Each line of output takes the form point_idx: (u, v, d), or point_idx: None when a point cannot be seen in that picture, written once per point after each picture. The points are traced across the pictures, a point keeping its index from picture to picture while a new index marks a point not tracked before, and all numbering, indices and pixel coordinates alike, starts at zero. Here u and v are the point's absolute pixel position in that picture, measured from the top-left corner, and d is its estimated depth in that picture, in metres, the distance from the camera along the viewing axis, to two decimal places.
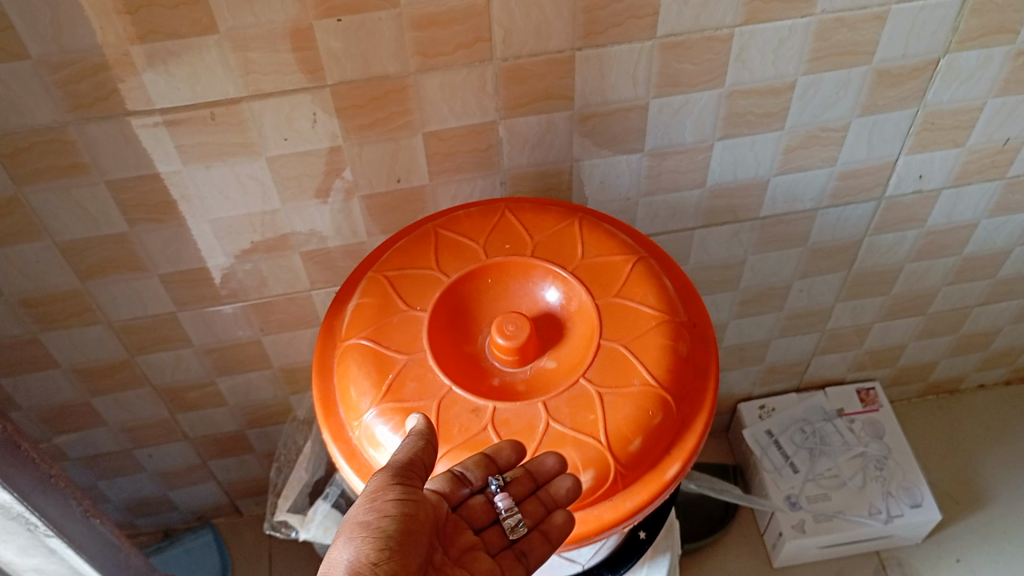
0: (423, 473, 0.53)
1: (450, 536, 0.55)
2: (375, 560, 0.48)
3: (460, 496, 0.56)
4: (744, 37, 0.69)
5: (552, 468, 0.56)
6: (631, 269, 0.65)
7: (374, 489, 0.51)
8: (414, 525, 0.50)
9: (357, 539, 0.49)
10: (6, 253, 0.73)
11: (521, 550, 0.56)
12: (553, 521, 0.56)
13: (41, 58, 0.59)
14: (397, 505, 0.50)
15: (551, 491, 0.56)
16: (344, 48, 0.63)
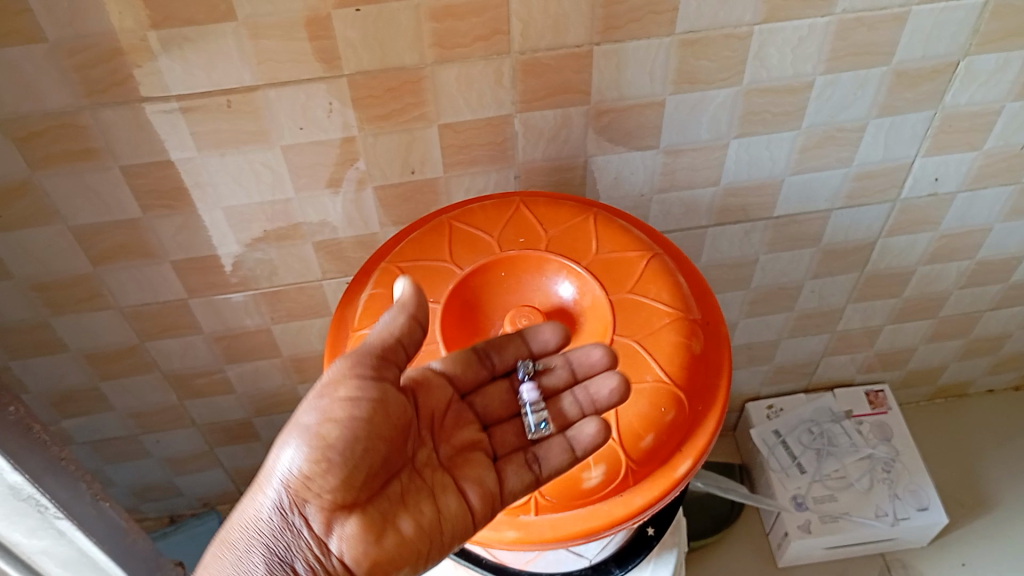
0: (394, 356, 0.55)
1: (452, 426, 0.60)
2: (309, 472, 0.53)
3: (480, 380, 0.62)
4: (763, 35, 0.68)
5: (596, 364, 0.59)
6: (645, 266, 0.65)
7: (335, 380, 0.54)
8: (363, 431, 0.53)
9: (300, 445, 0.53)
10: (18, 236, 0.73)
11: (534, 456, 0.59)
12: (584, 432, 0.58)
13: (57, 42, 0.59)
14: (347, 409, 0.53)
15: (591, 392, 0.59)
16: (361, 39, 0.63)
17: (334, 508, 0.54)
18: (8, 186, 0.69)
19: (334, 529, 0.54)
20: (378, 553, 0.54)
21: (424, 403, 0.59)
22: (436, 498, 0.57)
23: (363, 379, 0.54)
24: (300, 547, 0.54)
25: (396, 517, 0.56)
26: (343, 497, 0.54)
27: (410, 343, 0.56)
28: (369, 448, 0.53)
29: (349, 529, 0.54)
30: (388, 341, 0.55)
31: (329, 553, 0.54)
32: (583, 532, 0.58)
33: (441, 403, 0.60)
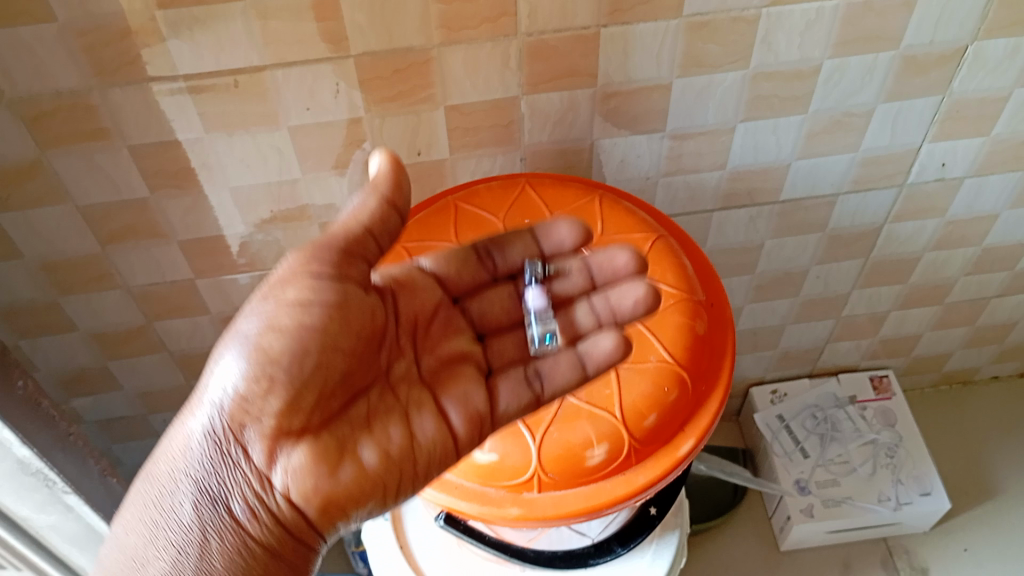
0: (353, 254, 0.54)
1: (444, 326, 0.64)
2: (251, 385, 0.52)
3: (481, 279, 0.67)
4: (771, 19, 0.68)
5: (620, 267, 0.64)
6: (649, 248, 0.66)
7: (284, 278, 0.54)
8: (310, 343, 0.53)
9: (244, 355, 0.53)
10: (28, 216, 0.74)
11: (535, 372, 0.61)
12: (599, 351, 0.60)
13: (67, 22, 0.60)
14: (294, 316, 0.53)
15: (617, 303, 0.63)
16: (369, 21, 0.63)
17: (277, 431, 0.53)
18: (18, 166, 0.69)
19: (278, 453, 0.54)
20: (332, 482, 0.54)
21: (407, 305, 0.62)
22: (407, 415, 0.58)
23: (316, 274, 0.54)
24: (236, 474, 0.54)
25: (352, 439, 0.55)
26: (287, 418, 0.53)
27: (378, 231, 0.54)
28: (317, 362, 0.53)
29: (295, 454, 0.54)
30: (350, 233, 0.54)
31: (272, 479, 0.54)
32: (585, 509, 0.59)
33: (428, 307, 0.63)
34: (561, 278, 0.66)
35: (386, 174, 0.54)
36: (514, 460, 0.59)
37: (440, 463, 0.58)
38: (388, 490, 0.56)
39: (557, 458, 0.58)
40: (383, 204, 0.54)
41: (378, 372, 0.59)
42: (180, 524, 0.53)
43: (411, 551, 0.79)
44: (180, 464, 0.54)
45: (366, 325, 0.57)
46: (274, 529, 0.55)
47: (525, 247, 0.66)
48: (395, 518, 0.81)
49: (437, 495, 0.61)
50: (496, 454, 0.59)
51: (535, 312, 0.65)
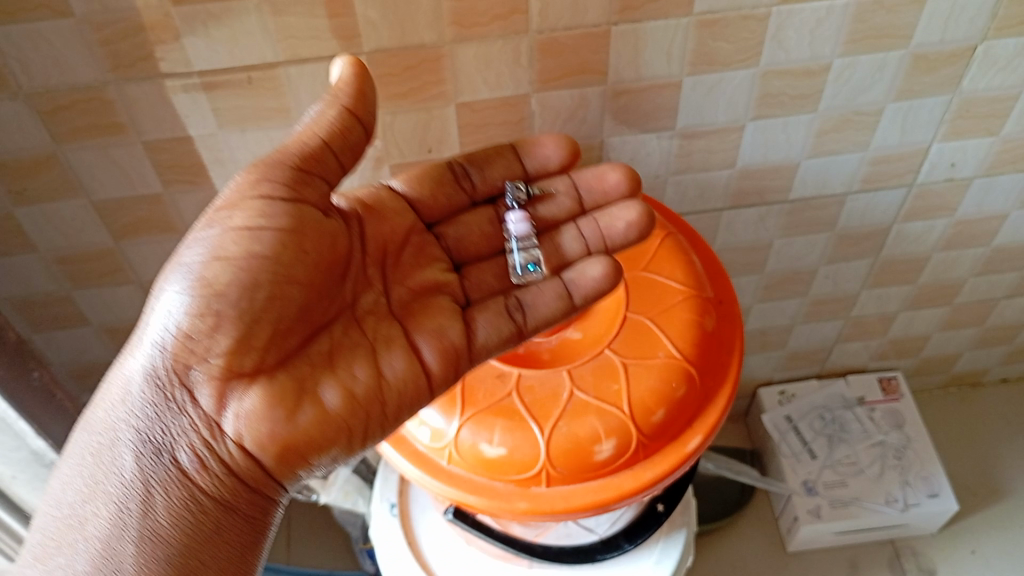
0: (307, 172, 0.54)
1: (419, 250, 0.64)
2: (197, 319, 0.51)
3: (459, 203, 0.66)
4: (781, 16, 0.68)
5: (611, 185, 0.65)
6: (659, 245, 0.66)
7: (229, 204, 0.53)
8: (259, 274, 0.52)
9: (187, 286, 0.52)
10: (43, 210, 0.75)
11: (516, 303, 0.61)
12: (589, 274, 0.60)
13: (84, 17, 0.60)
14: (241, 245, 0.52)
15: (608, 223, 0.64)
16: (381, 17, 0.64)
17: (225, 370, 0.52)
18: (34, 160, 0.70)
19: (228, 394, 0.53)
20: (291, 426, 0.53)
21: (375, 231, 0.61)
22: (374, 353, 0.57)
23: (266, 198, 0.53)
24: (183, 419, 0.53)
25: (313, 379, 0.54)
26: (236, 357, 0.52)
27: (338, 145, 0.54)
28: (267, 295, 0.52)
29: (247, 395, 0.53)
30: (306, 149, 0.54)
31: (222, 422, 0.53)
32: (594, 504, 0.59)
33: (399, 234, 0.62)
34: (545, 202, 0.66)
35: (350, 81, 0.53)
36: (523, 454, 0.59)
37: (410, 401, 0.57)
38: (355, 434, 0.55)
39: (566, 452, 0.58)
40: (343, 113, 0.53)
41: (343, 305, 0.58)
42: (121, 475, 0.52)
43: (419, 546, 0.80)
44: (121, 411, 0.53)
45: (323, 255, 0.56)
46: (224, 475, 0.54)
47: (508, 166, 0.65)
48: (403, 515, 0.82)
49: (445, 489, 0.60)
50: (504, 448, 0.59)
51: (517, 237, 0.63)
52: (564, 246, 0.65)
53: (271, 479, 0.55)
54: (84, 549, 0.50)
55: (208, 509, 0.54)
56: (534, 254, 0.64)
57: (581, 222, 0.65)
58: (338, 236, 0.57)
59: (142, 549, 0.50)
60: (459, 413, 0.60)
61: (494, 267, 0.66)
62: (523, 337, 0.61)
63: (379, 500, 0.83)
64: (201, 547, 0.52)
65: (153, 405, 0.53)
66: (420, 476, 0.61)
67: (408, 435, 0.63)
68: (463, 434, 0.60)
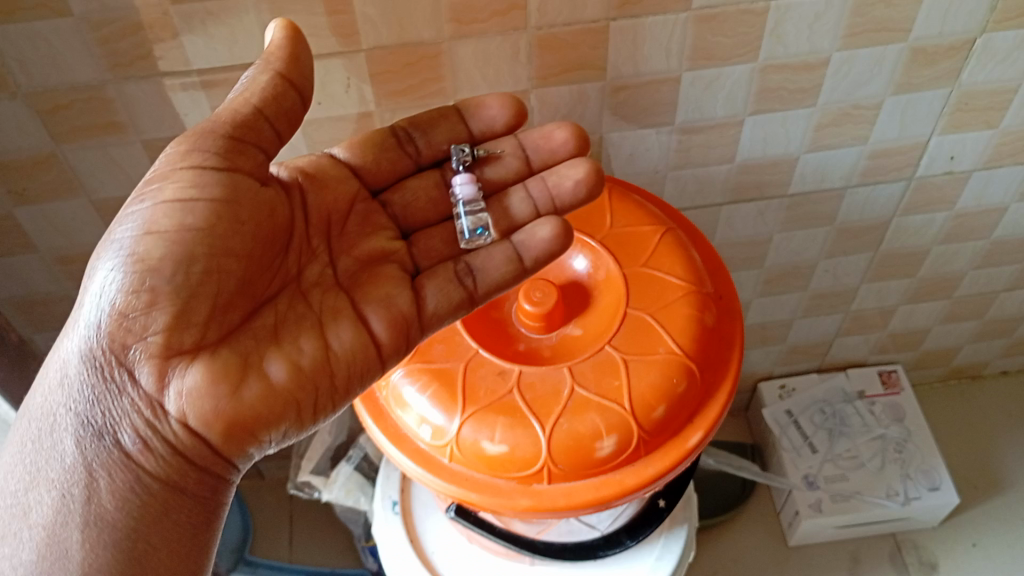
0: (240, 142, 0.54)
1: (365, 218, 0.64)
2: (131, 297, 0.51)
3: (405, 168, 0.66)
4: (780, 11, 0.68)
5: (557, 143, 0.64)
6: (659, 240, 0.66)
7: (161, 178, 0.52)
8: (193, 247, 0.52)
9: (120, 265, 0.51)
10: (43, 209, 0.75)
11: (467, 269, 0.60)
12: (535, 236, 0.58)
13: (83, 16, 0.60)
14: (172, 219, 0.51)
15: (556, 182, 0.62)
16: (380, 14, 0.63)
17: (164, 347, 0.52)
18: (34, 159, 0.70)
19: (167, 372, 0.52)
20: (234, 400, 0.52)
21: (318, 202, 0.61)
22: (320, 326, 0.57)
23: (197, 170, 0.53)
24: (123, 400, 0.52)
25: (256, 352, 0.54)
26: (174, 333, 0.51)
27: (271, 113, 0.54)
28: (204, 269, 0.52)
29: (187, 371, 0.52)
30: (238, 118, 0.54)
31: (163, 401, 0.52)
32: (596, 500, 0.59)
33: (343, 202, 0.62)
34: (492, 163, 0.66)
35: (282, 46, 0.54)
36: (525, 451, 0.59)
37: (360, 371, 0.56)
38: (302, 406, 0.54)
39: (567, 449, 0.58)
40: (275, 79, 0.54)
41: (287, 278, 0.59)
42: (64, 459, 0.52)
43: (420, 543, 0.80)
44: (61, 395, 0.53)
45: (260, 226, 0.56)
46: (170, 455, 0.53)
47: (452, 129, 0.65)
48: (405, 512, 0.82)
49: (446, 486, 0.60)
50: (506, 445, 0.59)
51: (464, 201, 0.62)
52: (512, 207, 0.64)
53: (221, 457, 0.55)
54: (30, 536, 0.50)
55: (155, 490, 0.53)
56: (482, 218, 0.62)
57: (529, 183, 0.64)
58: (275, 206, 0.57)
59: (88, 534, 0.50)
60: (460, 410, 0.60)
61: (442, 233, 0.65)
62: (474, 302, 0.59)
63: (381, 498, 0.83)
64: (152, 528, 0.52)
65: (91, 386, 0.52)
66: (421, 474, 0.61)
67: (409, 433, 0.62)
68: (463, 431, 0.59)
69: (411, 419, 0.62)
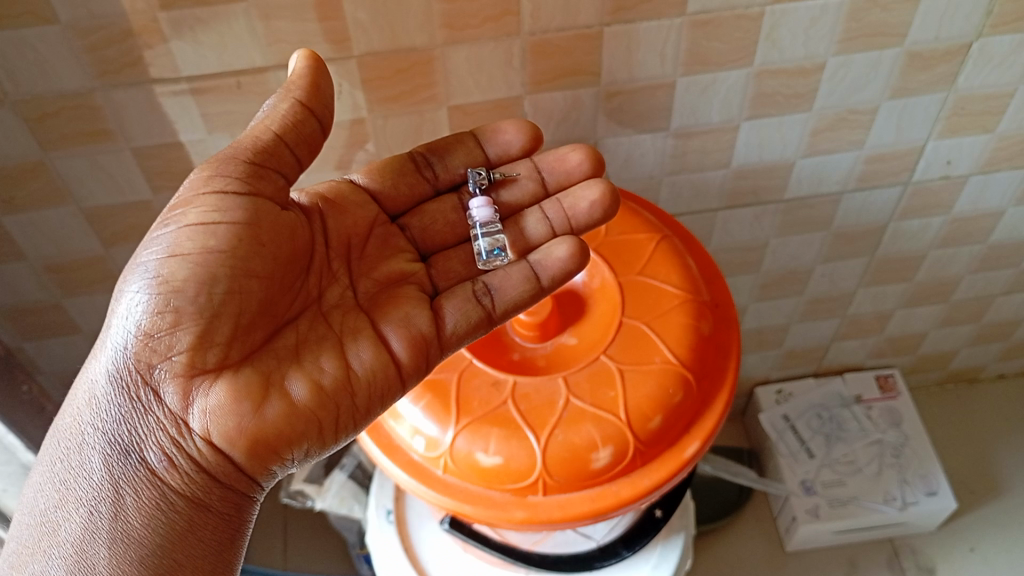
0: (265, 164, 0.53)
1: (384, 242, 0.62)
2: (157, 319, 0.50)
3: (423, 193, 0.65)
4: (775, 15, 0.68)
5: (574, 165, 0.63)
6: (654, 248, 0.65)
7: (184, 201, 0.52)
8: (216, 269, 0.51)
9: (145, 289, 0.51)
10: (30, 218, 0.74)
11: (483, 289, 0.58)
12: (554, 255, 0.57)
13: (70, 23, 0.59)
14: (195, 241, 0.51)
15: (572, 204, 0.62)
16: (371, 19, 0.63)
17: (187, 366, 0.51)
18: (21, 168, 0.69)
19: (192, 391, 0.52)
20: (257, 418, 0.51)
21: (337, 225, 0.60)
22: (340, 345, 0.56)
23: (219, 194, 0.52)
24: (149, 418, 0.52)
25: (278, 371, 0.53)
26: (197, 353, 0.51)
27: (292, 139, 0.53)
28: (225, 289, 0.51)
29: (211, 390, 0.52)
30: (258, 144, 0.53)
31: (188, 419, 0.52)
32: (591, 512, 0.58)
33: (362, 226, 0.62)
34: (508, 186, 0.65)
35: (304, 74, 0.53)
36: (519, 463, 0.58)
37: (382, 390, 0.55)
38: (325, 425, 0.53)
39: (562, 461, 0.58)
40: (296, 106, 0.53)
41: (308, 299, 0.58)
42: (91, 478, 0.51)
43: (415, 552, 0.79)
44: (88, 414, 0.52)
45: (282, 246, 0.54)
46: (195, 473, 0.53)
47: (468, 153, 0.64)
48: (399, 521, 0.81)
49: (440, 499, 0.59)
50: (500, 457, 0.58)
51: (481, 224, 0.61)
52: (527, 228, 0.63)
53: (245, 474, 0.54)
54: (58, 554, 0.50)
55: (180, 506, 0.53)
56: (499, 239, 0.61)
57: (545, 205, 0.63)
58: (297, 228, 0.56)
59: (115, 550, 0.50)
60: (454, 422, 0.59)
61: (460, 254, 0.64)
62: (493, 322, 0.58)
63: (374, 507, 0.82)
64: (176, 545, 0.52)
65: (117, 406, 0.52)
66: (415, 486, 0.60)
67: (402, 444, 0.62)
68: (458, 443, 0.59)
69: (405, 431, 0.61)
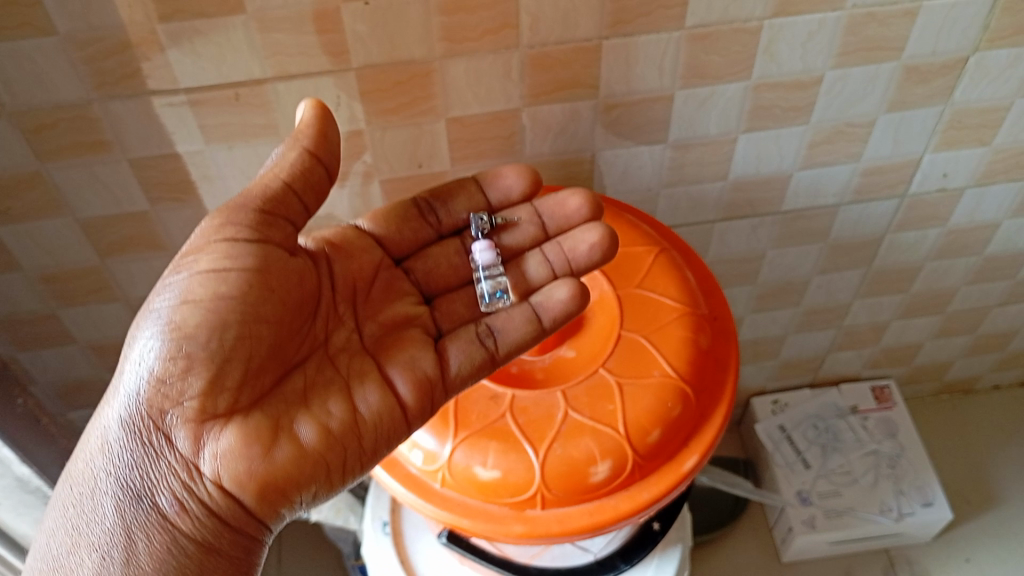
0: (275, 212, 0.53)
1: (388, 285, 0.63)
2: (170, 365, 0.51)
3: (427, 237, 0.65)
4: (773, 29, 0.68)
5: (574, 209, 0.64)
6: (653, 261, 0.65)
7: (197, 247, 0.52)
8: (227, 316, 0.51)
9: (158, 336, 0.51)
10: (27, 229, 0.73)
11: (487, 330, 0.58)
12: (556, 296, 0.58)
13: (69, 35, 0.59)
14: (207, 288, 0.51)
15: (572, 246, 0.61)
16: (370, 32, 0.63)
17: (200, 411, 0.51)
18: (18, 179, 0.69)
19: (203, 436, 0.52)
20: (267, 462, 0.51)
21: (344, 269, 0.60)
22: (347, 388, 0.55)
23: (230, 242, 0.52)
24: (161, 463, 0.52)
25: (287, 415, 0.53)
26: (208, 399, 0.51)
27: (300, 186, 0.53)
28: (237, 335, 0.51)
29: (222, 435, 0.52)
30: (267, 192, 0.53)
31: (199, 463, 0.52)
32: (590, 525, 0.58)
33: (368, 269, 0.62)
34: (509, 230, 0.65)
35: (311, 123, 0.53)
36: (518, 476, 0.58)
37: (388, 433, 0.55)
38: (333, 468, 0.53)
39: (560, 475, 0.58)
40: (304, 155, 0.53)
41: (315, 343, 0.57)
42: (103, 524, 0.51)
43: (411, 565, 0.79)
44: (101, 460, 0.52)
45: (291, 291, 0.55)
46: (205, 517, 0.52)
47: (471, 199, 0.65)
48: (396, 533, 0.80)
49: (438, 512, 0.59)
50: (499, 471, 0.58)
51: (483, 267, 0.62)
52: (528, 271, 0.63)
53: (255, 518, 0.54)
54: None
55: (191, 551, 0.52)
56: (503, 282, 0.62)
57: (546, 247, 0.63)
58: (305, 274, 0.56)
59: None
60: (452, 435, 0.59)
61: (463, 296, 0.64)
62: (496, 363, 0.58)
63: (370, 518, 0.81)
64: None
65: (130, 451, 0.52)
66: (414, 500, 0.60)
67: (400, 458, 0.62)
68: (456, 456, 0.59)
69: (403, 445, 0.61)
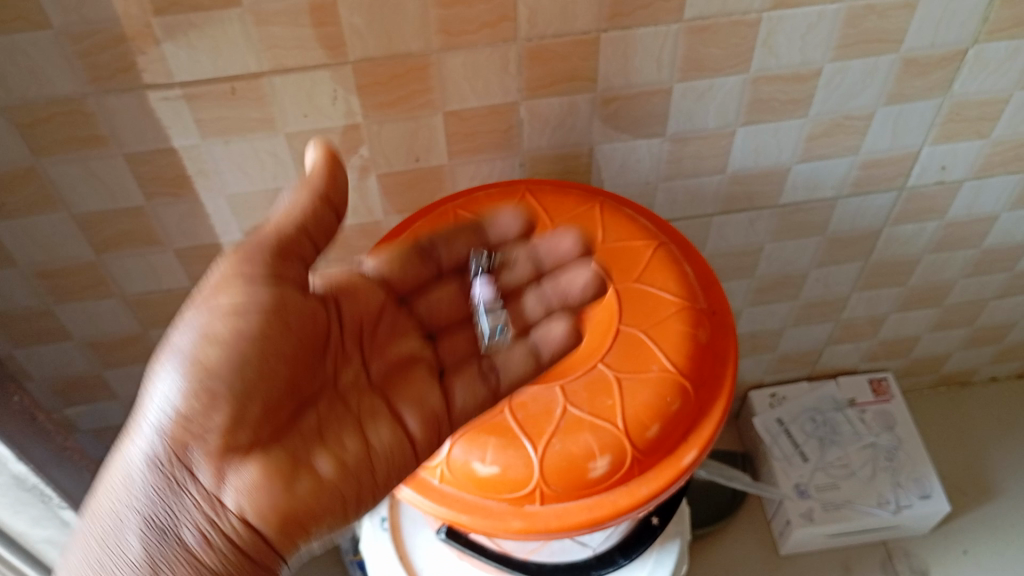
0: (294, 252, 0.52)
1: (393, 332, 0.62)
2: (192, 404, 0.50)
3: (428, 279, 0.65)
4: (772, 22, 0.68)
5: (568, 251, 0.63)
6: (651, 255, 0.65)
7: (216, 285, 0.51)
8: (248, 353, 0.50)
9: (179, 375, 0.50)
10: (22, 224, 0.73)
11: (488, 366, 0.62)
12: (554, 334, 0.61)
13: (63, 28, 0.59)
14: (228, 326, 0.50)
15: (566, 284, 0.63)
16: (367, 25, 0.62)
17: (222, 447, 0.51)
18: (13, 174, 0.68)
19: (225, 471, 0.51)
20: (289, 496, 0.52)
21: (351, 310, 0.59)
22: (360, 425, 0.57)
23: (248, 281, 0.51)
24: (185, 498, 0.51)
25: (305, 450, 0.53)
26: (231, 435, 0.51)
27: (312, 230, 0.52)
28: (259, 373, 0.51)
29: (244, 469, 0.51)
30: (279, 237, 0.51)
31: (221, 496, 0.51)
32: (590, 521, 0.58)
33: (374, 305, 0.61)
34: (507, 269, 0.64)
35: (321, 170, 0.52)
36: (517, 472, 0.58)
37: (399, 469, 0.57)
38: (349, 502, 0.54)
39: (560, 470, 0.57)
40: (314, 201, 0.52)
41: (326, 381, 0.57)
42: (126, 559, 0.50)
43: (410, 559, 0.79)
44: (122, 496, 0.51)
45: (307, 329, 0.54)
46: (229, 552, 0.52)
47: (469, 239, 0.64)
48: (394, 528, 0.80)
49: (437, 508, 0.59)
50: (497, 465, 0.58)
51: (484, 304, 0.64)
52: (527, 309, 0.64)
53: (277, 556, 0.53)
54: None
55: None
56: (501, 316, 0.64)
57: (542, 284, 0.64)
58: (318, 311, 0.56)
59: None
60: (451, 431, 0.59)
61: (465, 336, 0.65)
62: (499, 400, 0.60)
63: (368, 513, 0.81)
64: None
65: (152, 487, 0.51)
66: (414, 496, 0.60)
67: None
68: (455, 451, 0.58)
69: None
